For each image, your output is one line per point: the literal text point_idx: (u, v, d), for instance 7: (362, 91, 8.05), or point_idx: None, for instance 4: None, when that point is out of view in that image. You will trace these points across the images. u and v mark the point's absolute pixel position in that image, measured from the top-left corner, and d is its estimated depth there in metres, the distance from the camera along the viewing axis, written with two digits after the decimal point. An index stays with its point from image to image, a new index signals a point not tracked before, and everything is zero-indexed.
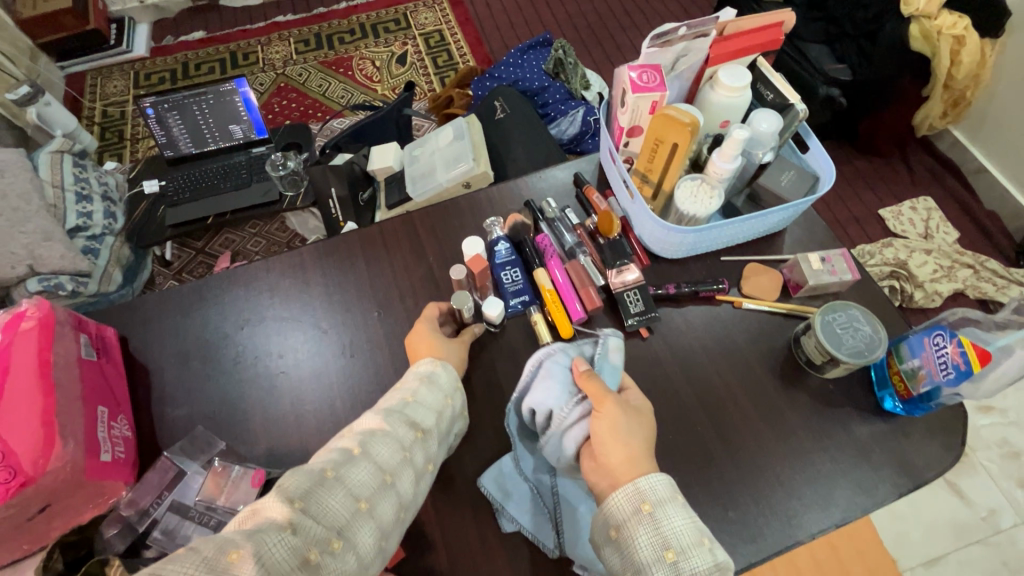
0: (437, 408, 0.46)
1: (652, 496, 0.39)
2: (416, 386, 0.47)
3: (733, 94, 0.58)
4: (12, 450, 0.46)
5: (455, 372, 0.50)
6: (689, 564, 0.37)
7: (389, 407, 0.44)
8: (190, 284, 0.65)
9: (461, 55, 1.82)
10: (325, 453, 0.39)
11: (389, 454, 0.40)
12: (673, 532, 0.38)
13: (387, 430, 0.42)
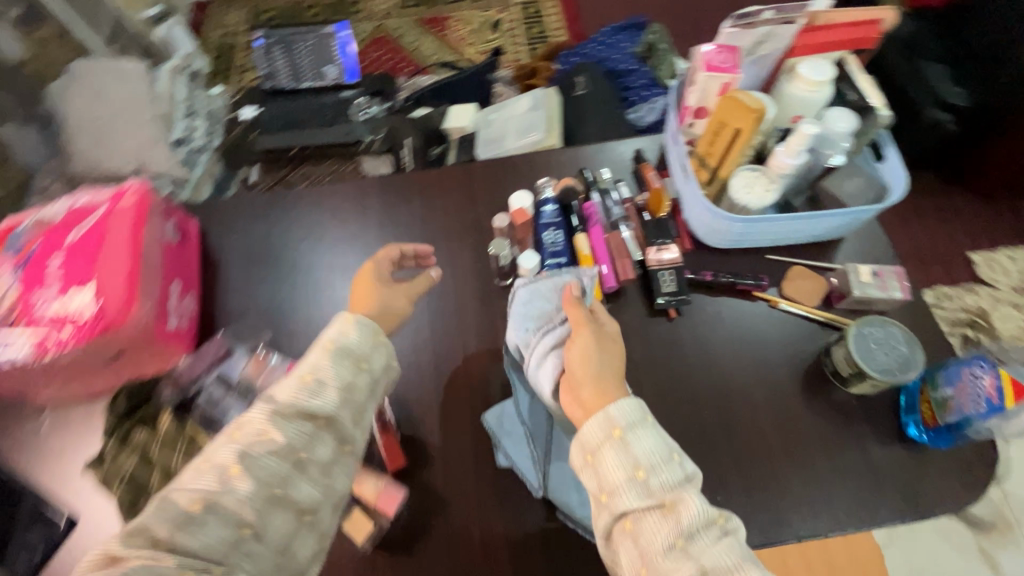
0: (346, 380, 0.45)
1: (622, 420, 0.42)
2: (320, 359, 0.45)
3: (811, 88, 0.56)
4: (100, 299, 0.52)
5: (373, 326, 0.48)
6: (659, 479, 0.40)
7: (278, 403, 0.42)
8: (265, 195, 0.72)
9: (555, 29, 1.82)
10: (206, 467, 0.39)
11: (277, 464, 0.40)
12: (645, 452, 0.40)
13: (276, 437, 0.41)
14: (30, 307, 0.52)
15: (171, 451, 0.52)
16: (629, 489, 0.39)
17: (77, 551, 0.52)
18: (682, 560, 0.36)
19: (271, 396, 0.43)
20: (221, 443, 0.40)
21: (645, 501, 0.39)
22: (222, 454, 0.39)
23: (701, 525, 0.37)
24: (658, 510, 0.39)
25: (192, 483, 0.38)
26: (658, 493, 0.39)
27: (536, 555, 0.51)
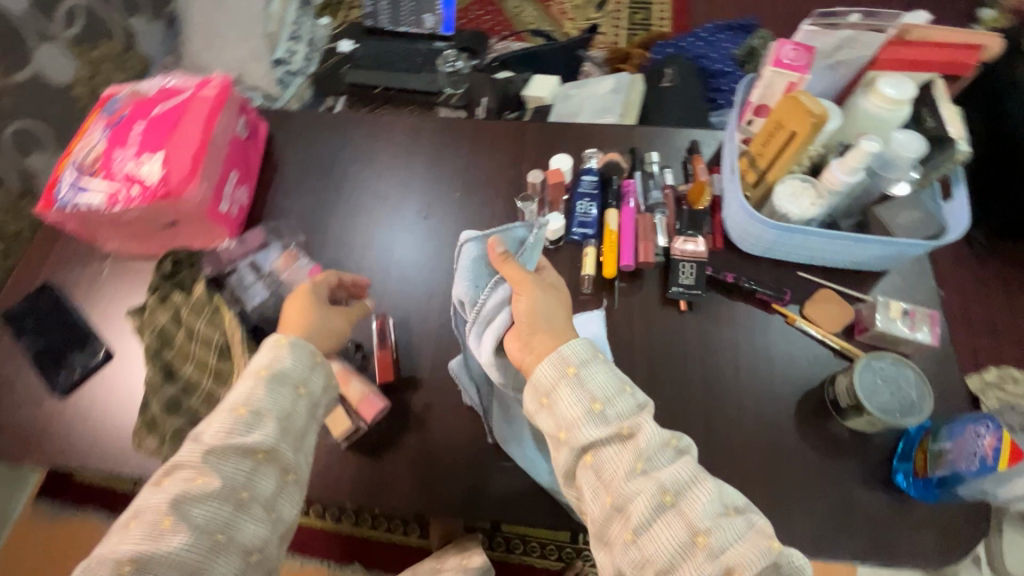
0: (285, 407, 0.47)
1: (576, 358, 0.46)
2: (255, 388, 0.46)
3: (885, 105, 0.53)
4: (167, 167, 0.59)
5: (309, 348, 0.50)
6: (614, 409, 0.44)
7: (211, 444, 0.44)
8: (332, 114, 0.77)
9: (660, 19, 1.76)
10: (141, 521, 0.41)
11: (216, 508, 0.42)
12: (600, 386, 0.44)
13: (209, 482, 0.43)
14: (109, 160, 0.60)
15: (194, 317, 0.58)
16: (587, 421, 0.43)
17: (107, 382, 0.60)
18: (644, 482, 0.41)
19: (201, 434, 0.45)
20: (153, 492, 0.43)
21: (604, 430, 0.43)
22: (160, 501, 0.42)
23: (658, 448, 0.42)
24: (615, 439, 0.43)
25: (128, 539, 0.41)
26: (614, 423, 0.43)
27: (489, 493, 0.54)
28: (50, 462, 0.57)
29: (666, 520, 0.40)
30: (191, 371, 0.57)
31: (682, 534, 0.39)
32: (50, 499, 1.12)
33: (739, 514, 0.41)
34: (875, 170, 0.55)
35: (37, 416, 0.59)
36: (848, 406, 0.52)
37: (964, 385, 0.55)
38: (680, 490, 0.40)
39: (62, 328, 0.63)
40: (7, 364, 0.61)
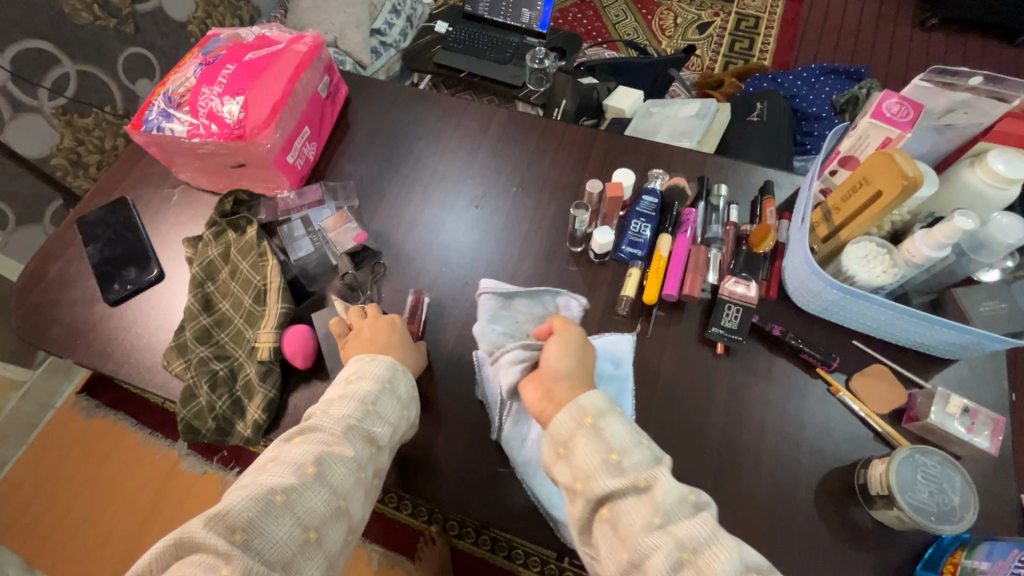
0: (394, 417, 0.48)
1: (592, 408, 0.44)
2: (378, 392, 0.48)
3: (993, 181, 0.48)
4: (245, 111, 0.61)
5: (410, 376, 0.52)
6: (630, 460, 0.42)
7: (351, 418, 0.46)
8: (410, 89, 0.78)
9: (762, 51, 1.69)
10: (282, 462, 0.42)
11: (344, 477, 0.43)
12: (617, 437, 0.43)
13: (346, 450, 0.44)
14: (195, 95, 0.63)
15: (243, 257, 0.61)
16: (603, 471, 0.42)
17: (151, 300, 0.63)
18: (662, 537, 0.38)
19: (328, 408, 0.47)
20: (293, 444, 0.44)
21: (621, 481, 0.41)
22: (301, 451, 0.43)
23: (677, 503, 0.40)
24: (631, 491, 0.41)
25: (272, 475, 0.41)
26: (631, 475, 0.41)
27: (479, 491, 0.53)
28: (87, 363, 0.61)
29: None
30: (226, 307, 0.60)
31: None
32: (90, 396, 1.20)
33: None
34: (965, 249, 0.51)
35: (86, 318, 0.63)
36: (878, 495, 0.47)
37: (1016, 504, 0.49)
38: (699, 550, 0.38)
39: (125, 242, 0.67)
40: (73, 266, 0.66)
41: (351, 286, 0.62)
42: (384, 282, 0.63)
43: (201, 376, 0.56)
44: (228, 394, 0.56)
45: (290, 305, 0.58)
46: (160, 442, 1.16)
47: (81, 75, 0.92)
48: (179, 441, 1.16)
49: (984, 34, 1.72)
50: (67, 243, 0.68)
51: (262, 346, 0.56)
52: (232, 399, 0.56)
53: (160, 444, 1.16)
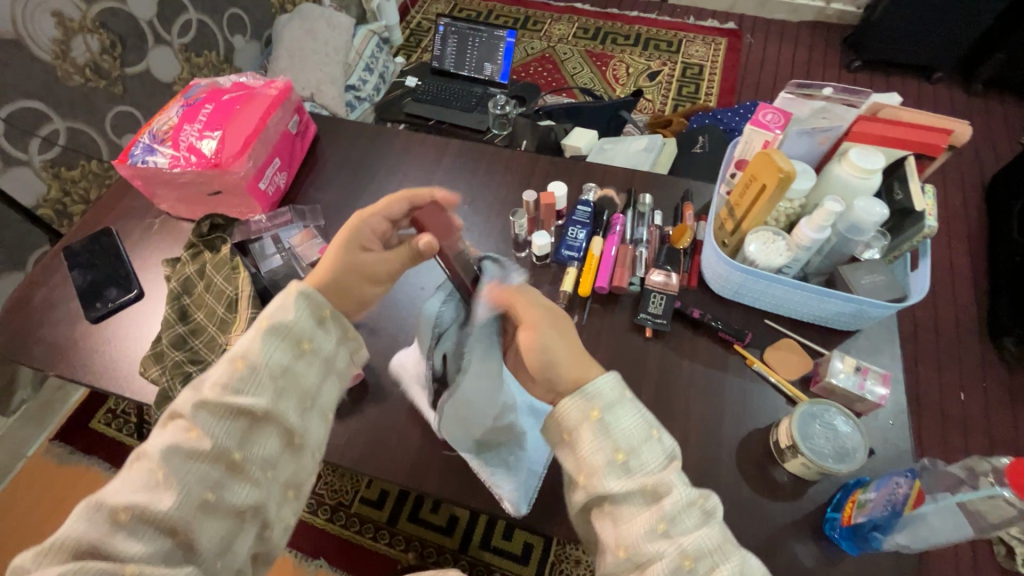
0: (284, 362, 0.45)
1: (600, 400, 0.44)
2: (260, 341, 0.44)
3: (857, 172, 0.57)
4: (221, 144, 0.70)
5: (319, 301, 0.48)
6: (638, 460, 0.42)
7: (205, 396, 0.42)
8: (374, 127, 0.87)
9: (707, 94, 1.86)
10: (140, 464, 0.40)
11: (209, 468, 0.41)
12: (625, 432, 0.43)
13: (203, 438, 0.41)
14: (177, 132, 0.71)
15: (217, 271, 0.67)
16: (609, 469, 0.42)
17: (131, 316, 0.69)
18: (665, 544, 0.39)
19: (203, 381, 0.43)
20: (155, 435, 0.42)
21: (626, 481, 0.41)
22: (157, 445, 0.40)
23: (683, 508, 0.40)
24: (639, 492, 0.41)
25: (120, 485, 0.39)
26: (638, 476, 0.42)
27: (433, 470, 0.58)
28: (67, 375, 0.65)
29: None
30: (201, 316, 0.65)
31: None
32: (63, 442, 1.20)
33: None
34: (843, 232, 0.59)
35: (68, 335, 0.68)
36: (786, 447, 0.53)
37: (911, 451, 0.55)
38: (700, 557, 0.39)
39: (106, 267, 0.73)
40: (58, 291, 0.72)
41: None
42: None
43: (175, 378, 0.61)
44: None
45: (259, 311, 0.64)
46: None
47: (71, 129, 1.00)
48: None
49: (904, 73, 1.87)
50: (53, 270, 0.74)
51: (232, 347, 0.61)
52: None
53: None
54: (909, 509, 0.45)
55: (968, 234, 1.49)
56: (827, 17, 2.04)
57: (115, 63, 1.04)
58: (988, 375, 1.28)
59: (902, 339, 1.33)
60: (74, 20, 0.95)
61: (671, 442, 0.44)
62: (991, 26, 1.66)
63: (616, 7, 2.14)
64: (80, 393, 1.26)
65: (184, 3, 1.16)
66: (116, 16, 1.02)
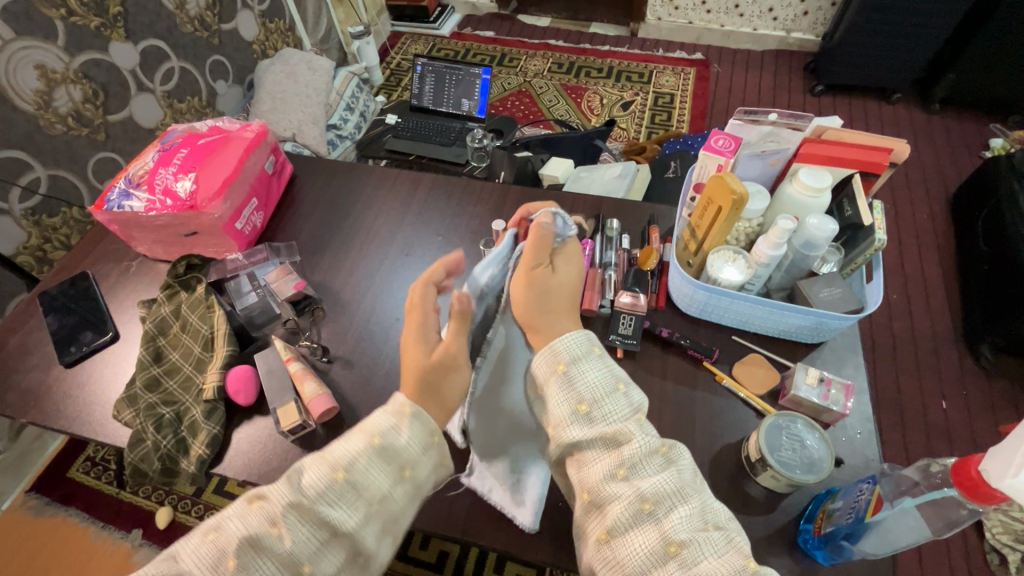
0: (383, 489, 0.42)
1: (566, 354, 0.46)
2: (364, 454, 0.42)
3: (807, 191, 0.60)
4: (197, 186, 0.72)
5: (431, 422, 0.45)
6: (601, 410, 0.44)
7: (302, 497, 0.40)
8: (350, 164, 0.90)
9: (679, 120, 1.92)
10: (219, 538, 0.39)
11: (276, 571, 0.39)
12: (589, 386, 0.45)
13: (284, 538, 0.39)
14: (152, 176, 0.73)
15: (193, 310, 0.68)
16: (572, 421, 0.44)
17: (106, 359, 0.69)
18: (624, 487, 0.41)
19: (301, 474, 0.41)
20: (240, 514, 0.40)
21: (588, 431, 0.43)
22: (238, 529, 0.39)
23: (645, 456, 0.41)
24: (601, 441, 0.43)
25: (196, 557, 0.39)
26: (599, 427, 0.43)
27: None
28: (39, 422, 0.64)
29: (644, 529, 0.39)
30: (177, 356, 0.66)
31: (655, 543, 0.38)
32: (39, 493, 1.17)
33: (719, 531, 0.39)
34: (800, 247, 0.60)
35: (42, 381, 0.68)
36: (756, 460, 0.54)
37: (878, 458, 0.56)
38: (661, 501, 0.40)
39: (81, 311, 0.73)
40: (33, 336, 0.72)
41: (293, 331, 0.69)
42: (323, 325, 0.70)
43: (148, 420, 0.61)
44: (172, 433, 0.60)
45: (235, 348, 0.65)
46: (111, 535, 1.12)
47: (52, 177, 1.01)
48: (133, 532, 1.12)
49: (865, 95, 1.95)
50: (28, 317, 0.74)
51: (208, 387, 0.62)
52: (176, 438, 0.60)
53: (112, 537, 1.12)
54: (870, 514, 0.45)
55: (937, 246, 1.53)
56: (788, 46, 2.14)
57: (97, 111, 1.07)
58: (968, 383, 1.29)
59: (881, 351, 1.35)
60: (56, 71, 0.97)
61: (638, 397, 0.45)
62: (942, 49, 1.75)
63: (588, 43, 2.23)
64: (58, 441, 1.23)
65: (167, 53, 1.20)
66: (99, 67, 1.05)
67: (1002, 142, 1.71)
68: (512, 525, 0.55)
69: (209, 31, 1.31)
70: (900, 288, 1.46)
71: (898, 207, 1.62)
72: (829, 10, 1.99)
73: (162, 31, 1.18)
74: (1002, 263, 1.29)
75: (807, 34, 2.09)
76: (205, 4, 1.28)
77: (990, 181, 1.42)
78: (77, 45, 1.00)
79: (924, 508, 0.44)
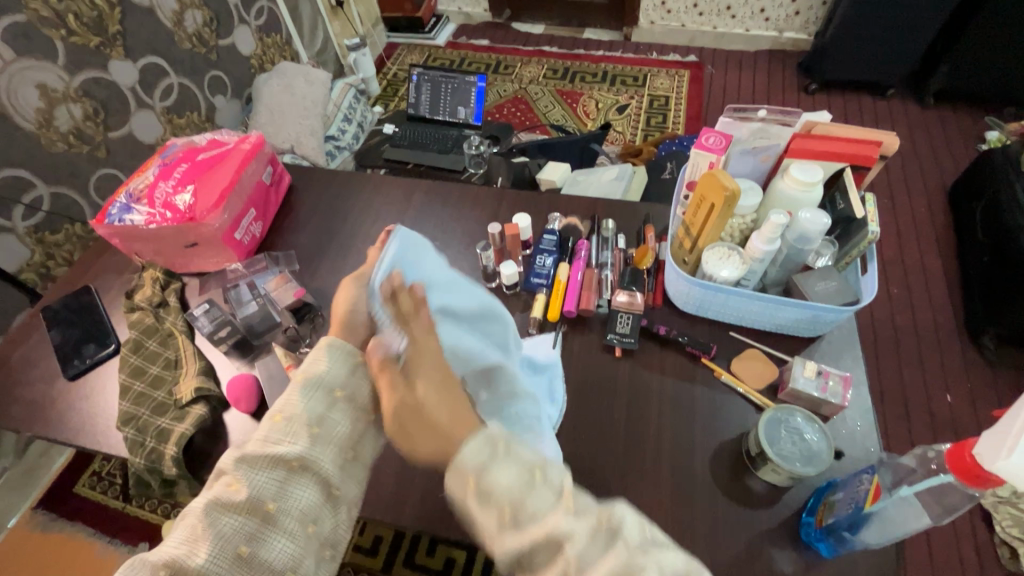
0: (320, 411, 0.44)
1: (468, 467, 0.36)
2: (293, 391, 0.44)
3: (799, 186, 0.60)
4: (196, 199, 0.73)
5: (350, 347, 0.47)
6: (529, 509, 0.35)
7: (246, 450, 0.42)
8: (346, 173, 0.91)
9: (675, 122, 1.93)
10: (186, 516, 0.40)
11: (244, 520, 0.40)
12: (503, 491, 0.35)
13: (241, 490, 0.41)
14: (152, 190, 0.74)
15: (147, 337, 0.70)
16: (505, 535, 0.35)
17: (107, 371, 0.70)
18: None
19: (244, 442, 0.43)
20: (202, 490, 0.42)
21: (524, 542, 0.34)
22: (201, 499, 0.41)
23: (589, 542, 0.33)
24: (542, 550, 0.33)
25: (168, 539, 0.40)
26: (532, 531, 0.34)
27: (412, 504, 0.57)
28: (43, 434, 0.65)
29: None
30: (122, 378, 0.66)
31: None
32: (46, 509, 1.17)
33: None
34: (794, 242, 0.61)
35: (46, 393, 0.68)
36: (756, 454, 0.54)
37: (878, 450, 0.57)
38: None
39: (84, 324, 0.74)
40: (37, 350, 0.73)
41: (294, 338, 0.69)
42: (323, 332, 0.70)
43: None
44: (142, 450, 0.60)
45: (204, 360, 0.67)
46: (118, 549, 1.12)
47: (55, 195, 1.02)
48: (140, 546, 1.12)
49: (859, 92, 1.96)
50: (32, 331, 0.75)
51: (183, 393, 0.63)
52: (148, 452, 0.59)
53: (119, 552, 1.12)
54: (869, 504, 0.46)
55: (936, 240, 1.53)
56: (782, 46, 2.15)
57: (98, 128, 1.08)
58: (972, 375, 1.29)
59: (883, 345, 1.35)
60: (57, 90, 0.98)
61: (560, 475, 0.36)
62: (934, 44, 1.76)
63: (582, 48, 2.25)
64: (64, 456, 1.23)
65: (165, 69, 1.21)
66: (99, 85, 1.06)
67: (997, 134, 1.71)
68: None
69: (206, 47, 1.33)
70: (901, 282, 1.46)
71: (896, 202, 1.62)
72: (820, 9, 2.00)
73: (161, 48, 1.19)
74: (1001, 253, 1.29)
75: (799, 34, 2.10)
76: (202, 20, 1.30)
77: (987, 174, 1.42)
78: (77, 64, 1.01)
79: (923, 495, 0.44)
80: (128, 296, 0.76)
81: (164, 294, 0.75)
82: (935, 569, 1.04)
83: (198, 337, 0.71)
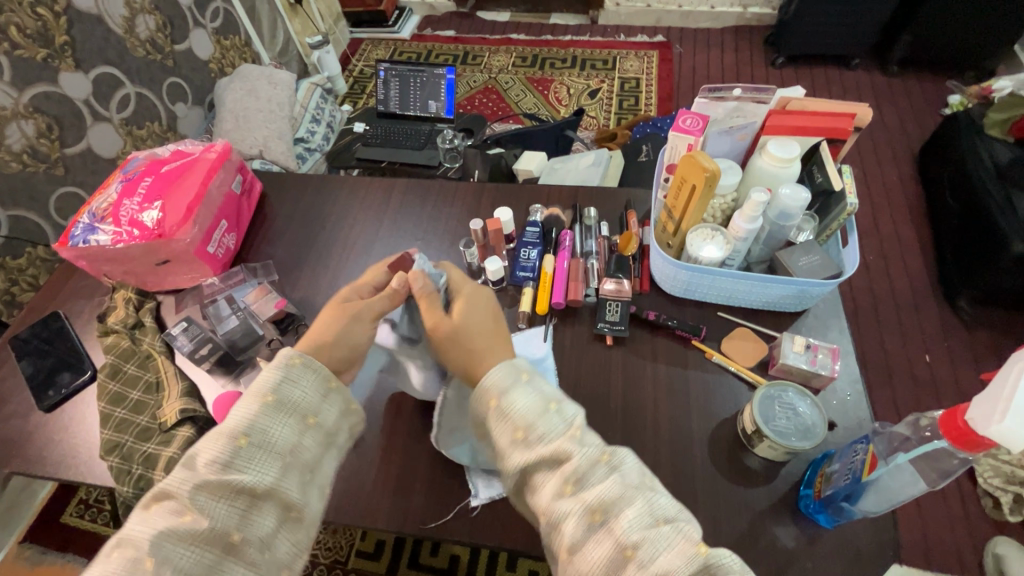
0: (290, 440, 0.43)
1: (496, 387, 0.45)
2: (259, 414, 0.43)
3: (777, 163, 0.60)
4: (164, 215, 0.70)
5: (324, 371, 0.47)
6: (536, 432, 0.42)
7: (204, 477, 0.40)
8: (319, 178, 0.89)
9: (647, 103, 1.92)
10: (123, 550, 0.37)
11: (202, 550, 0.38)
12: (521, 411, 0.43)
13: (200, 520, 0.38)
14: (117, 208, 0.71)
15: (125, 360, 0.67)
16: (513, 448, 0.43)
17: (85, 399, 0.67)
18: (571, 503, 0.39)
19: (193, 461, 0.41)
20: (140, 518, 0.39)
21: (528, 455, 0.42)
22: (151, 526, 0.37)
23: (586, 466, 0.40)
24: (545, 464, 0.42)
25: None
26: (539, 448, 0.42)
27: (412, 511, 0.56)
28: (22, 471, 0.62)
29: (598, 538, 0.38)
30: (102, 405, 0.63)
31: (611, 551, 0.37)
32: (33, 543, 1.13)
33: (670, 525, 0.38)
34: (776, 218, 0.61)
35: (22, 428, 0.65)
36: (752, 432, 0.54)
37: (870, 418, 0.58)
38: (608, 507, 0.39)
39: (57, 352, 0.71)
40: (8, 383, 0.70)
41: (278, 351, 0.67)
42: None
43: None
44: (129, 478, 0.58)
45: (187, 381, 0.65)
46: None
47: (13, 218, 0.98)
48: None
49: (826, 64, 1.98)
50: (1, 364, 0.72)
51: (167, 416, 0.61)
52: (135, 480, 0.58)
53: None
54: (866, 474, 0.47)
55: (907, 205, 1.57)
56: (747, 21, 2.16)
57: (53, 146, 1.03)
58: (949, 335, 1.33)
59: (863, 311, 1.38)
60: (5, 108, 0.94)
61: (573, 411, 0.44)
62: (895, 12, 1.79)
63: (550, 34, 2.23)
64: (48, 487, 1.19)
65: (120, 79, 1.17)
66: (49, 100, 1.01)
67: (960, 98, 1.75)
68: (520, 522, 0.55)
69: (162, 53, 1.28)
70: (876, 250, 1.49)
71: (867, 170, 1.65)
72: None
73: (113, 57, 1.14)
74: (969, 215, 1.33)
75: (764, 8, 2.11)
76: (155, 26, 1.25)
77: (952, 137, 1.45)
78: (26, 79, 0.96)
79: (918, 462, 0.45)
80: (101, 315, 0.74)
81: (138, 314, 0.72)
82: (925, 524, 1.07)
83: (178, 357, 0.68)
